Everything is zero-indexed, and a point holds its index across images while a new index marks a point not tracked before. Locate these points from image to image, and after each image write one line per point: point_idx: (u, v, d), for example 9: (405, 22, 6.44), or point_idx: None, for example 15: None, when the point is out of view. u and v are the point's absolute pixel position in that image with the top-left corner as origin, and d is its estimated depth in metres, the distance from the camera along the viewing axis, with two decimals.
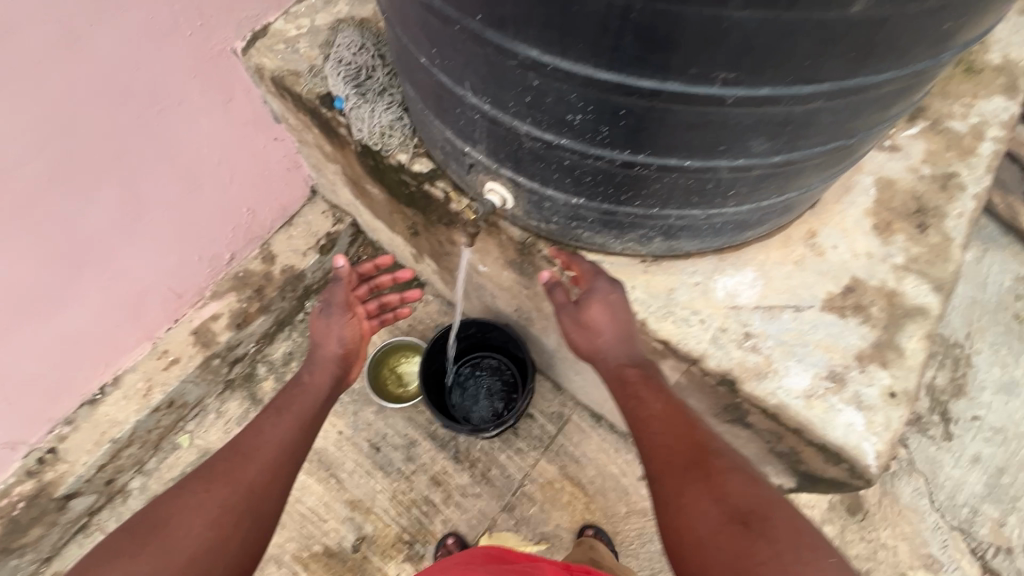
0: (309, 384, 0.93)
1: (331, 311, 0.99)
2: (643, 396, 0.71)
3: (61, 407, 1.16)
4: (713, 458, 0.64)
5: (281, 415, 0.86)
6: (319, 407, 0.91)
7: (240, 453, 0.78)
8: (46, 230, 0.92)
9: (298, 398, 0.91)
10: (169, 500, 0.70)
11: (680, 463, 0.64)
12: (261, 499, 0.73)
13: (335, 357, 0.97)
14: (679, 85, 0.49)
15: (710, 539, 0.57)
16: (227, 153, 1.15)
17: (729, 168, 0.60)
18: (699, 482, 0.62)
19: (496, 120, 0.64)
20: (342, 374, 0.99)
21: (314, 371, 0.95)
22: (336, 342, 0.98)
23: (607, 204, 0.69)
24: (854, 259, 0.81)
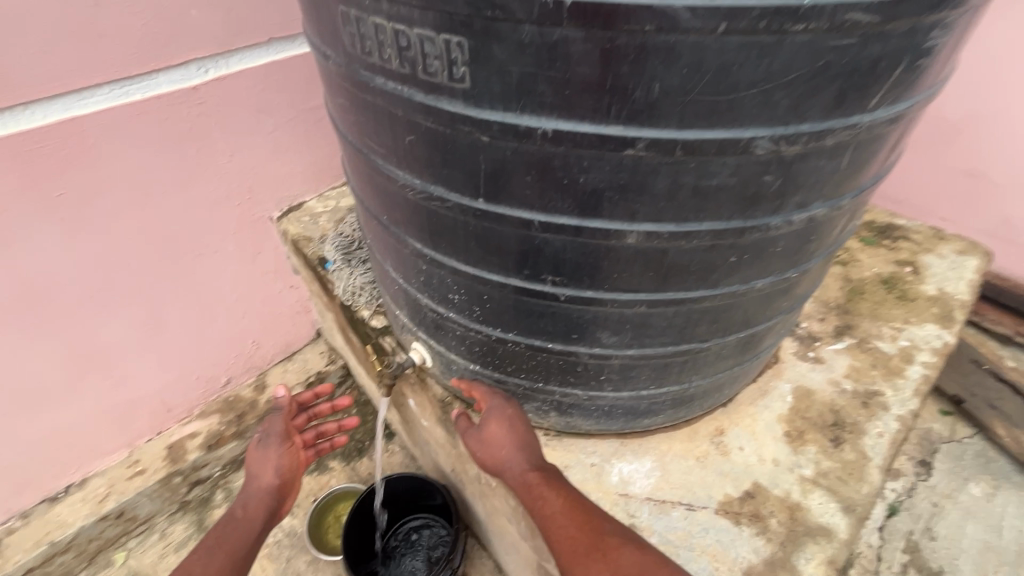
0: (240, 520, 0.98)
1: (268, 442, 1.07)
2: (544, 493, 0.71)
3: (23, 499, 1.23)
4: (606, 535, 0.66)
5: (212, 554, 0.93)
6: (246, 544, 0.96)
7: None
8: (76, 334, 1.14)
9: (230, 534, 0.96)
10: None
11: (581, 550, 0.65)
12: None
13: (269, 488, 1.02)
14: (519, 280, 0.61)
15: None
16: (245, 293, 1.39)
17: (588, 354, 0.67)
18: (598, 563, 0.63)
19: (408, 292, 0.77)
20: (277, 505, 1.04)
21: (248, 505, 1.01)
22: (272, 472, 1.04)
23: (498, 373, 0.77)
24: (758, 464, 0.80)
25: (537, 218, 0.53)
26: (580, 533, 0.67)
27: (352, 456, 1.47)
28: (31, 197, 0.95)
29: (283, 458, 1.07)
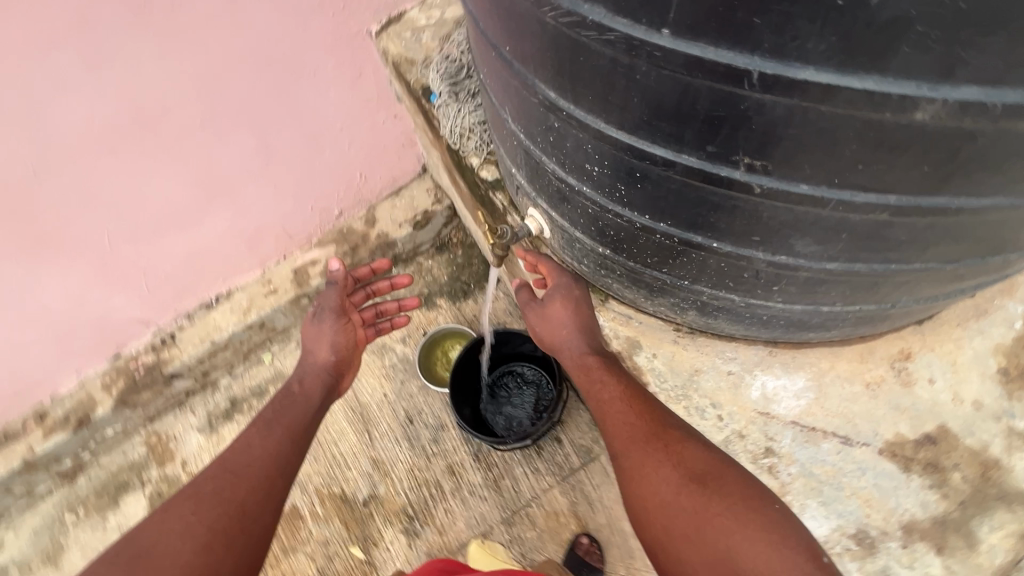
0: (297, 395, 0.94)
1: (322, 315, 1.02)
2: (605, 380, 0.72)
3: (185, 303, 1.41)
4: (670, 430, 0.68)
5: (271, 431, 0.88)
6: (308, 419, 0.92)
7: (229, 475, 0.80)
8: (196, 160, 1.14)
9: (292, 409, 0.92)
10: (160, 528, 0.73)
11: (640, 437, 0.68)
12: (253, 519, 0.76)
13: (325, 364, 0.99)
14: (695, 159, 0.42)
15: (672, 504, 0.63)
16: (350, 123, 1.29)
17: (767, 262, 0.50)
18: (661, 453, 0.66)
19: (530, 151, 0.61)
20: (336, 379, 1.00)
21: (305, 380, 0.97)
22: (326, 349, 1.01)
23: (632, 262, 0.62)
24: (948, 405, 0.67)
25: (759, 66, 0.32)
26: (637, 422, 0.69)
27: (457, 296, 1.53)
28: (116, 6, 0.83)
29: (337, 333, 1.02)
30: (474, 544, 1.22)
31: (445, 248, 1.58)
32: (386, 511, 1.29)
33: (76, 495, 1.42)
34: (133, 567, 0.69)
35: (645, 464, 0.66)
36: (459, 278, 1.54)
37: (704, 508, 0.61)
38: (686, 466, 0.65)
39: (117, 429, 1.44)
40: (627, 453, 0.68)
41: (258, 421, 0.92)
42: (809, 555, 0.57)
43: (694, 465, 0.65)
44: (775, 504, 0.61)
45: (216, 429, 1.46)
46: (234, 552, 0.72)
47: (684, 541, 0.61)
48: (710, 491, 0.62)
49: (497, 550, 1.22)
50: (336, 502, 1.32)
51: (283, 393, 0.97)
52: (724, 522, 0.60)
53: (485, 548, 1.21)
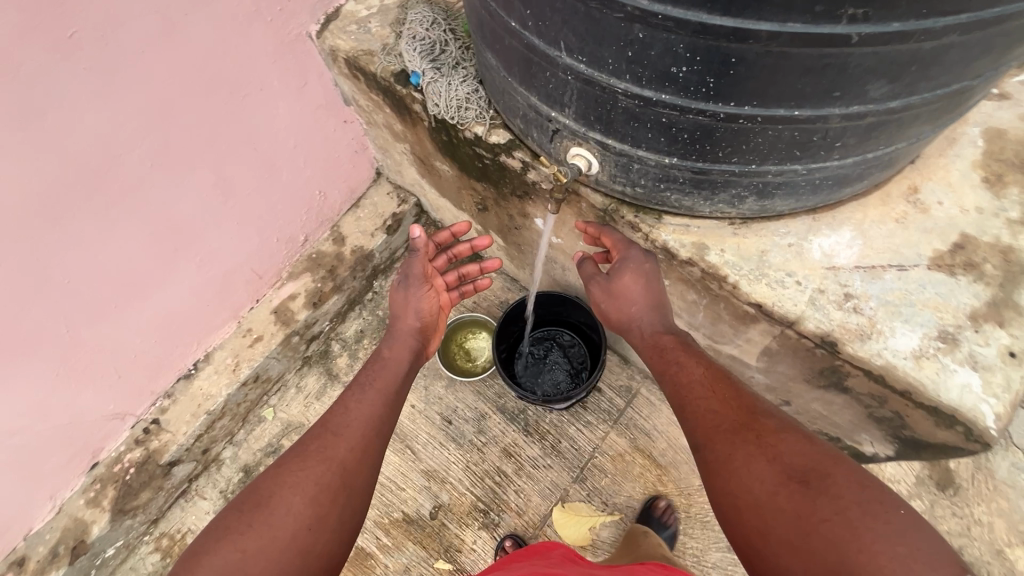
0: (388, 358, 0.88)
1: (409, 283, 0.94)
2: (683, 362, 0.78)
3: (161, 380, 1.25)
4: (762, 420, 0.69)
5: (365, 391, 0.82)
6: (398, 380, 0.86)
7: (330, 431, 0.74)
8: (151, 211, 1.01)
9: (377, 371, 0.86)
10: (273, 477, 0.69)
11: (726, 428, 0.70)
12: (355, 480, 0.71)
13: (412, 330, 0.93)
14: (801, 25, 0.47)
15: (768, 503, 0.62)
16: (302, 137, 1.21)
17: (842, 116, 0.57)
18: (750, 446, 0.67)
19: (590, 80, 0.63)
20: (422, 346, 0.94)
21: (393, 345, 0.90)
22: (413, 316, 0.93)
23: (701, 162, 0.67)
24: (961, 215, 0.76)
25: None
26: (723, 414, 0.71)
27: None
28: (43, 43, 0.72)
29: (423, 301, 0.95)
30: (556, 510, 1.23)
31: None
32: (457, 515, 1.25)
33: None
34: (246, 512, 0.65)
35: (734, 456, 0.67)
36: None
37: (809, 510, 0.58)
38: (784, 464, 0.64)
39: (118, 545, 1.24)
40: (712, 445, 0.69)
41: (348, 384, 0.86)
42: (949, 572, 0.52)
43: (795, 462, 0.63)
44: (907, 510, 0.57)
45: None
46: (341, 506, 0.68)
47: (781, 543, 0.59)
48: (814, 490, 0.60)
49: (581, 508, 1.24)
50: (402, 527, 1.25)
51: (370, 357, 0.91)
52: (835, 531, 0.56)
53: (569, 511, 1.23)
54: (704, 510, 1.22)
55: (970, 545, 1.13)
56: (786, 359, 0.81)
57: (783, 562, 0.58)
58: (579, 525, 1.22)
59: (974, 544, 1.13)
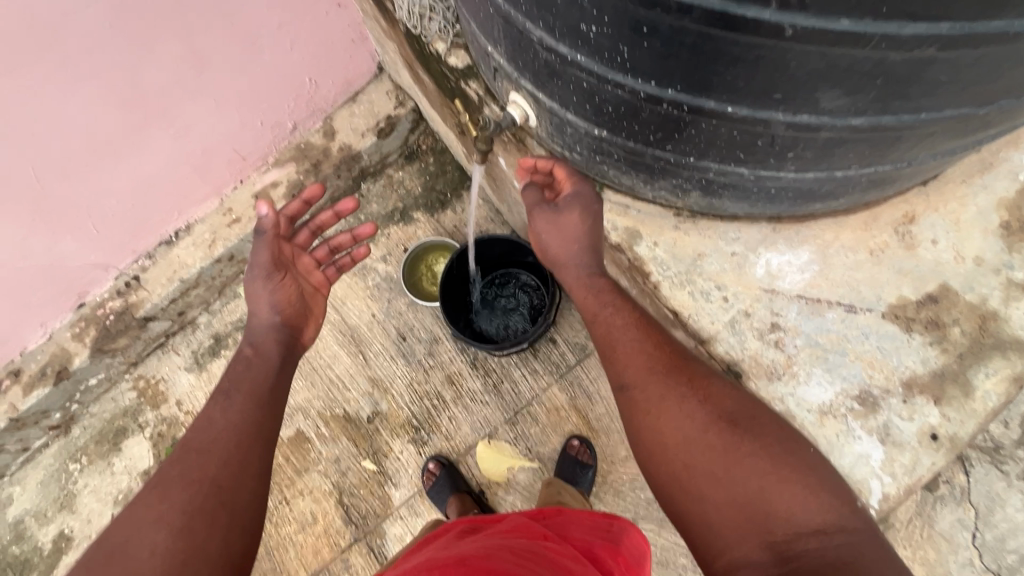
0: (254, 357, 0.84)
1: (255, 274, 0.87)
2: (618, 303, 0.67)
3: (142, 241, 1.31)
4: (690, 364, 0.63)
5: (232, 398, 0.78)
6: (274, 374, 0.82)
7: (196, 452, 0.71)
8: (116, 75, 0.99)
9: (247, 373, 0.81)
10: (134, 520, 0.65)
11: (661, 368, 0.62)
12: (233, 492, 0.68)
13: (269, 326, 0.86)
14: (717, 0, 0.35)
15: (698, 442, 0.58)
16: (288, 15, 1.12)
17: (787, 124, 0.45)
18: (684, 387, 0.61)
19: (510, 18, 0.52)
20: (293, 338, 0.89)
21: (256, 341, 0.85)
22: (268, 311, 0.86)
23: (633, 142, 0.57)
24: (953, 262, 0.63)
25: None
26: (657, 354, 0.64)
27: (435, 206, 1.44)
28: None
29: (276, 294, 0.88)
30: (481, 444, 1.28)
31: (415, 156, 1.47)
32: (391, 425, 1.32)
33: (73, 445, 1.41)
34: (106, 566, 0.61)
35: (666, 399, 0.60)
36: (435, 188, 1.45)
37: (738, 448, 0.57)
38: (715, 404, 0.60)
39: (100, 377, 1.39)
40: (643, 386, 0.62)
41: (216, 389, 0.82)
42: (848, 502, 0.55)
43: (725, 401, 0.60)
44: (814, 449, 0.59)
45: (204, 366, 1.43)
46: (219, 530, 0.65)
47: (708, 478, 0.56)
48: (742, 431, 0.58)
49: (504, 448, 1.28)
50: (340, 423, 1.34)
51: (234, 358, 0.86)
52: (763, 469, 0.55)
53: (492, 447, 1.28)
54: (620, 481, 1.22)
55: None
56: None
57: (706, 500, 0.56)
58: (498, 461, 1.27)
59: None
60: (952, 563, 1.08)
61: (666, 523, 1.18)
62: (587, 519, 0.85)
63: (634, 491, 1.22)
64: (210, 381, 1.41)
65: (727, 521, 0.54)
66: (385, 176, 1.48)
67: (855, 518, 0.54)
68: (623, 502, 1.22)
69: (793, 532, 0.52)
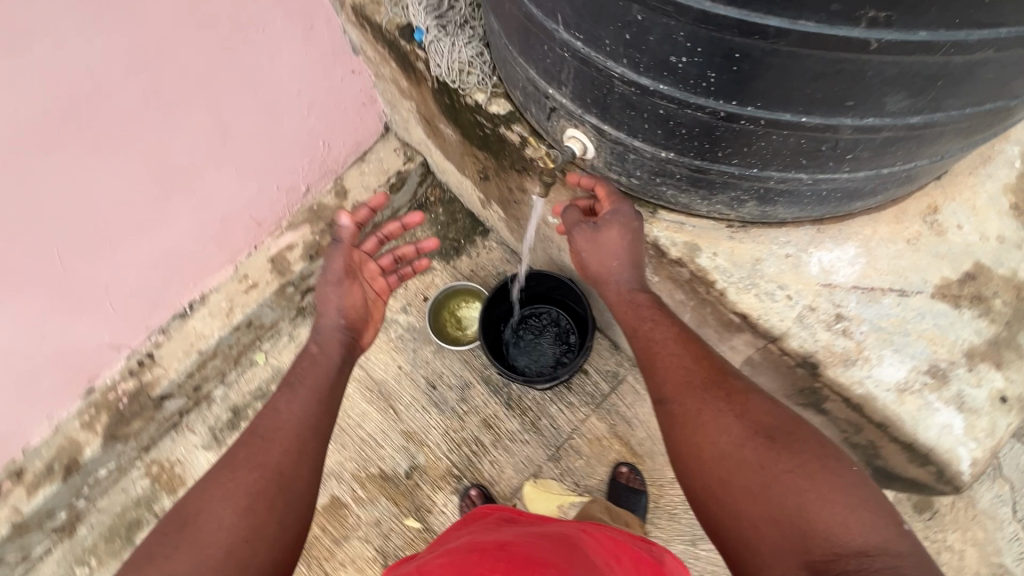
0: (318, 353, 0.85)
1: (328, 276, 0.90)
2: (656, 319, 0.73)
3: (156, 316, 1.27)
4: (731, 381, 0.68)
5: (294, 392, 0.79)
6: (333, 373, 0.83)
7: (259, 437, 0.73)
8: (145, 149, 1.00)
9: (307, 371, 0.82)
10: (198, 495, 0.68)
11: (700, 385, 0.68)
12: (293, 478, 0.70)
13: (338, 329, 0.88)
14: (813, 24, 0.42)
15: (732, 456, 0.62)
16: (307, 84, 1.17)
17: (854, 128, 0.52)
18: (721, 402, 0.66)
19: (587, 60, 0.58)
20: (353, 342, 0.90)
21: (321, 340, 0.87)
22: (335, 312, 0.89)
23: (700, 160, 0.63)
24: (980, 242, 0.71)
25: None
26: (696, 373, 0.69)
27: (450, 254, 1.47)
28: None
29: (345, 296, 0.91)
30: (528, 484, 1.25)
31: (424, 208, 1.50)
32: (432, 478, 1.28)
33: (80, 546, 1.29)
34: (172, 534, 0.64)
35: (702, 414, 0.66)
36: (448, 236, 1.49)
37: (773, 464, 0.60)
38: (752, 421, 0.64)
39: (110, 467, 1.30)
40: (681, 399, 0.67)
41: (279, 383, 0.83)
42: (893, 523, 0.55)
43: (762, 419, 0.64)
44: (858, 469, 0.60)
45: (224, 441, 1.36)
46: (278, 514, 0.67)
47: (740, 490, 0.60)
48: (779, 447, 0.61)
49: (551, 486, 1.25)
50: (377, 482, 1.29)
51: (297, 356, 0.87)
52: (800, 487, 0.57)
53: (540, 487, 1.24)
54: (672, 503, 1.22)
55: None
56: (766, 373, 0.78)
57: (740, 512, 0.59)
58: (547, 501, 1.23)
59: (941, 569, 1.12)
60: (1001, 540, 1.12)
61: None
62: (632, 535, 0.88)
63: (687, 512, 1.21)
64: None
65: (762, 533, 0.57)
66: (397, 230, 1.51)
67: (899, 538, 0.54)
68: (678, 524, 1.21)
69: (832, 551, 0.54)
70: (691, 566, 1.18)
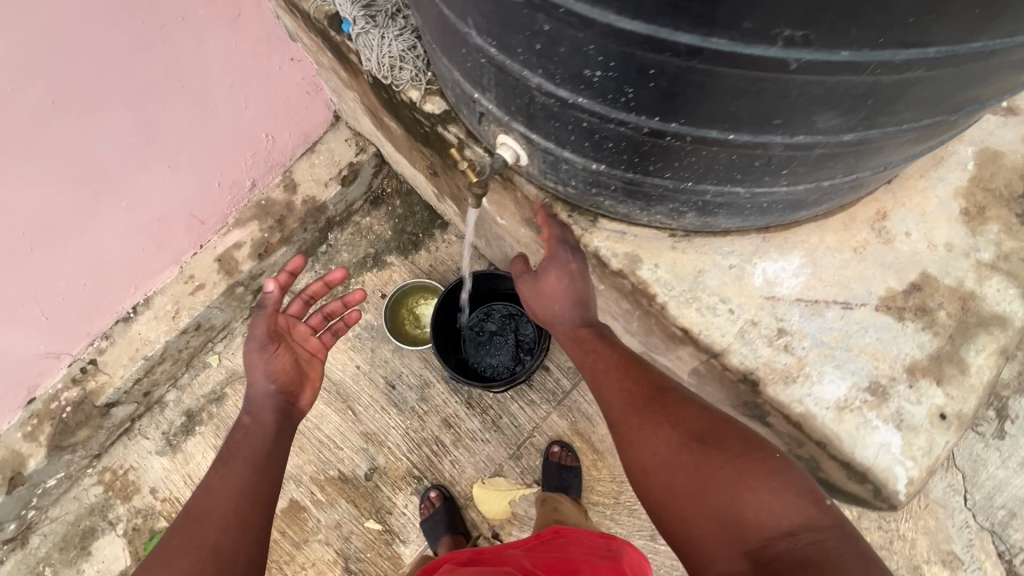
0: (251, 422, 0.82)
1: (251, 345, 0.85)
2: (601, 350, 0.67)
3: (97, 323, 1.22)
4: (668, 392, 0.63)
5: (230, 464, 0.76)
6: (270, 439, 0.80)
7: (193, 518, 0.68)
8: (60, 151, 0.92)
9: (244, 442, 0.79)
10: None
11: (639, 400, 0.62)
12: (231, 558, 0.65)
13: (269, 398, 0.84)
14: (726, 42, 0.37)
15: (671, 465, 0.56)
16: (241, 74, 1.10)
17: (785, 145, 0.48)
18: (656, 414, 0.60)
19: (503, 67, 0.53)
20: (289, 405, 0.87)
21: (254, 410, 0.83)
22: (264, 381, 0.85)
23: (632, 173, 0.59)
24: (928, 251, 0.68)
25: None
26: (634, 388, 0.64)
27: (408, 248, 1.42)
28: None
29: (274, 364, 0.86)
30: (477, 486, 1.25)
31: (381, 201, 1.45)
32: (392, 479, 1.27)
33: (33, 557, 1.26)
34: None
35: (639, 428, 0.60)
36: (405, 230, 1.43)
37: (706, 464, 0.54)
38: (681, 423, 0.59)
39: (60, 477, 1.27)
40: (623, 418, 0.62)
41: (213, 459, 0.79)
42: (814, 498, 0.51)
43: (688, 418, 0.59)
44: (782, 454, 0.55)
45: (178, 447, 1.32)
46: None
47: (683, 497, 0.54)
48: (711, 447, 0.56)
49: (501, 483, 1.26)
50: (337, 485, 1.27)
51: (232, 429, 0.83)
52: (732, 483, 0.53)
53: (489, 486, 1.25)
54: (633, 500, 1.22)
55: (889, 558, 1.14)
56: (712, 383, 0.76)
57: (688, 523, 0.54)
58: (498, 499, 1.24)
59: (893, 557, 1.14)
60: (951, 528, 1.14)
61: None
62: (586, 540, 0.87)
63: (647, 508, 1.21)
64: (187, 461, 1.32)
65: (710, 540, 0.52)
66: (353, 224, 1.44)
67: (826, 514, 0.50)
68: (638, 520, 1.21)
69: (765, 538, 0.49)
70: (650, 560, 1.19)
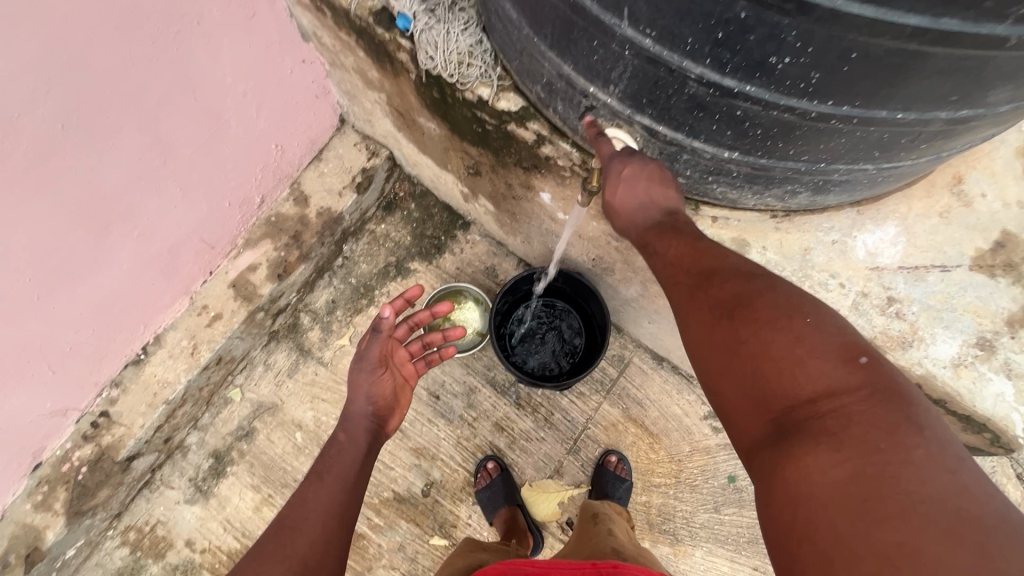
0: (343, 442, 0.79)
1: (362, 361, 0.82)
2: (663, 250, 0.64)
3: (107, 369, 1.09)
4: (743, 299, 0.55)
5: (322, 479, 0.75)
6: (359, 465, 0.77)
7: (287, 527, 0.69)
8: (69, 183, 0.80)
9: (334, 460, 0.77)
10: None
11: (709, 311, 0.57)
12: (316, 572, 0.65)
13: (365, 418, 0.81)
14: (957, 22, 0.38)
15: (747, 381, 0.52)
16: (254, 80, 1.00)
17: (945, 120, 0.50)
18: (727, 324, 0.55)
19: (654, 59, 0.51)
20: (379, 428, 0.84)
21: (348, 426, 0.81)
22: (364, 401, 0.82)
23: (765, 159, 0.59)
24: (1004, 210, 0.74)
25: None
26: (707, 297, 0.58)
27: (430, 252, 1.35)
28: None
29: (377, 384, 0.83)
30: (525, 488, 1.24)
31: (395, 205, 1.37)
32: (450, 492, 1.24)
33: None
34: None
35: (688, 310, 0.59)
36: (426, 233, 1.35)
37: (738, 341, 0.53)
38: (716, 298, 0.57)
39: (79, 545, 1.15)
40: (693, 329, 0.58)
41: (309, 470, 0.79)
42: (839, 358, 0.48)
43: (733, 293, 0.56)
44: (813, 315, 0.52)
45: (210, 492, 1.22)
46: None
47: (720, 367, 0.54)
48: (784, 361, 0.50)
49: (547, 485, 1.25)
50: (394, 506, 1.22)
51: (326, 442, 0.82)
52: (781, 360, 0.50)
53: (537, 489, 1.25)
54: (693, 476, 1.25)
55: None
56: None
57: (722, 389, 0.54)
58: (547, 500, 1.24)
59: None
60: None
61: (744, 501, 1.23)
62: None
63: (707, 482, 1.25)
64: (223, 506, 1.22)
65: (781, 461, 0.47)
66: (367, 233, 1.35)
67: (852, 374, 0.48)
68: (699, 495, 1.24)
69: (832, 460, 0.44)
70: (717, 531, 1.23)
